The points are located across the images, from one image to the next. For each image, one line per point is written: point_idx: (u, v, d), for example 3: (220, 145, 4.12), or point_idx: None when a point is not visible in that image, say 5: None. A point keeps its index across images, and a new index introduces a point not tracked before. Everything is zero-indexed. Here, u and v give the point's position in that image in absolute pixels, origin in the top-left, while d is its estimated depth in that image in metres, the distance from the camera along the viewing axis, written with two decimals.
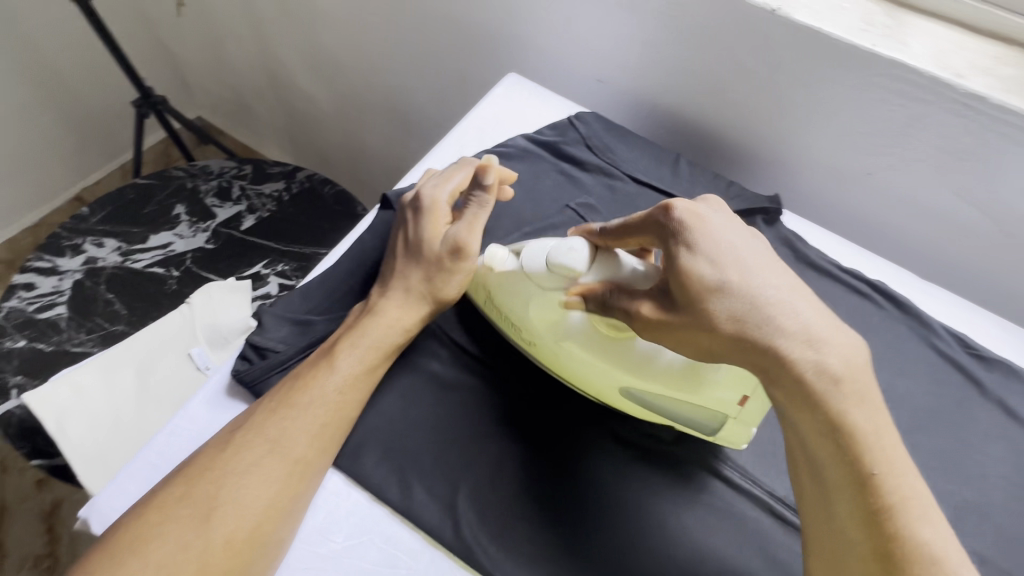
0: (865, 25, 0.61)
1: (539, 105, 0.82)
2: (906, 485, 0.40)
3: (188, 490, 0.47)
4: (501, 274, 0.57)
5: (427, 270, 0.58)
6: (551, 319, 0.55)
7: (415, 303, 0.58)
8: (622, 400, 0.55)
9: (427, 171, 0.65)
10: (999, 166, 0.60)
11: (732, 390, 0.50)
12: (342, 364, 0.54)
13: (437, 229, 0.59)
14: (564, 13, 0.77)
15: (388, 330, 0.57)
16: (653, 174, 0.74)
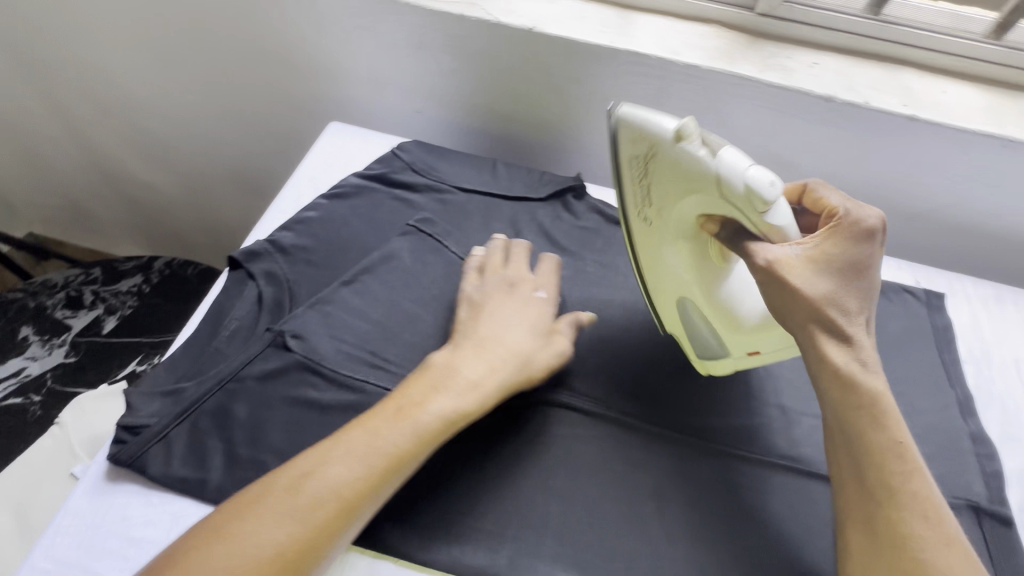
0: (601, 28, 0.71)
1: (364, 143, 0.75)
2: (917, 456, 0.45)
3: (227, 538, 0.38)
4: (685, 154, 0.46)
5: (503, 360, 0.51)
6: (671, 199, 0.49)
7: (499, 381, 0.50)
8: (667, 300, 0.56)
9: (506, 244, 0.62)
10: (729, 113, 0.72)
11: (761, 341, 0.50)
12: (434, 414, 0.46)
13: (540, 317, 0.56)
14: (358, 60, 0.81)
15: (468, 403, 0.48)
16: (478, 184, 0.71)
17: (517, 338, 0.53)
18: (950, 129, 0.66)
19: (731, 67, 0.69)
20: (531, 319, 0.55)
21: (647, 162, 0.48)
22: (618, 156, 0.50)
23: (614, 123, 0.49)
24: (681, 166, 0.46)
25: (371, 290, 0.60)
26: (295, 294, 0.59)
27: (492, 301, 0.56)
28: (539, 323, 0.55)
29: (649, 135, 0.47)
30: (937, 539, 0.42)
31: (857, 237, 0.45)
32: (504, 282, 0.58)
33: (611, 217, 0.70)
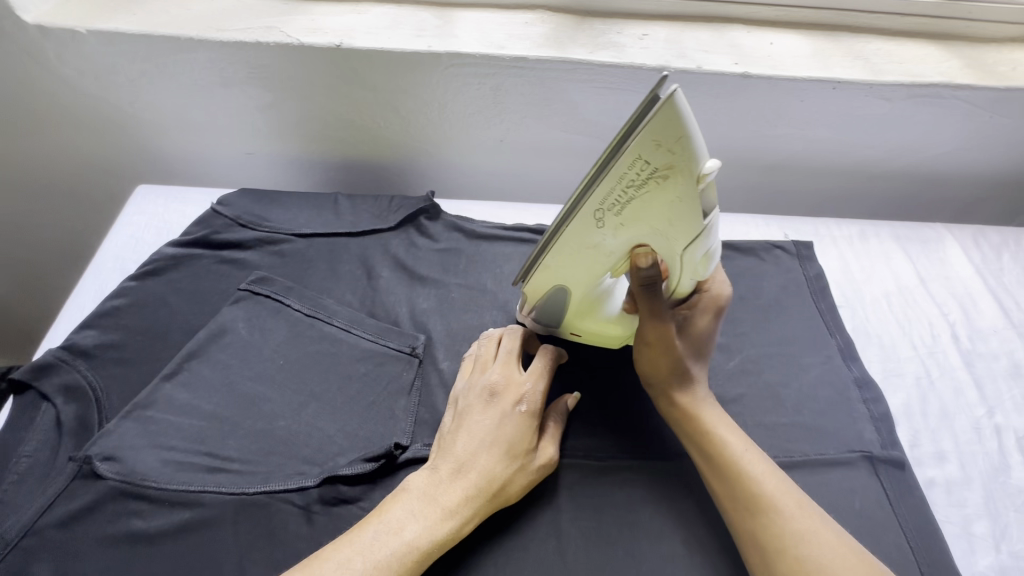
0: (417, 32, 0.65)
1: (181, 203, 0.65)
2: (759, 454, 0.46)
3: None
4: (693, 202, 0.39)
5: (486, 486, 0.43)
6: (640, 218, 0.41)
7: (477, 513, 0.43)
8: (542, 283, 0.49)
9: (498, 335, 0.53)
10: (571, 99, 0.68)
11: (592, 333, 0.54)
12: (414, 546, 0.40)
13: (524, 431, 0.47)
14: (160, 110, 0.71)
15: (443, 539, 0.41)
16: (318, 224, 0.64)
17: (498, 458, 0.45)
18: (785, 80, 0.65)
19: (559, 53, 0.65)
20: (508, 439, 0.46)
21: (659, 176, 0.38)
22: (632, 145, 0.36)
23: (666, 112, 0.34)
24: (685, 206, 0.39)
25: (200, 378, 0.51)
26: (104, 406, 0.49)
27: (474, 410, 0.47)
28: (518, 445, 0.46)
29: (686, 156, 0.36)
30: (816, 532, 0.42)
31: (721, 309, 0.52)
32: (484, 385, 0.48)
33: (470, 233, 0.65)
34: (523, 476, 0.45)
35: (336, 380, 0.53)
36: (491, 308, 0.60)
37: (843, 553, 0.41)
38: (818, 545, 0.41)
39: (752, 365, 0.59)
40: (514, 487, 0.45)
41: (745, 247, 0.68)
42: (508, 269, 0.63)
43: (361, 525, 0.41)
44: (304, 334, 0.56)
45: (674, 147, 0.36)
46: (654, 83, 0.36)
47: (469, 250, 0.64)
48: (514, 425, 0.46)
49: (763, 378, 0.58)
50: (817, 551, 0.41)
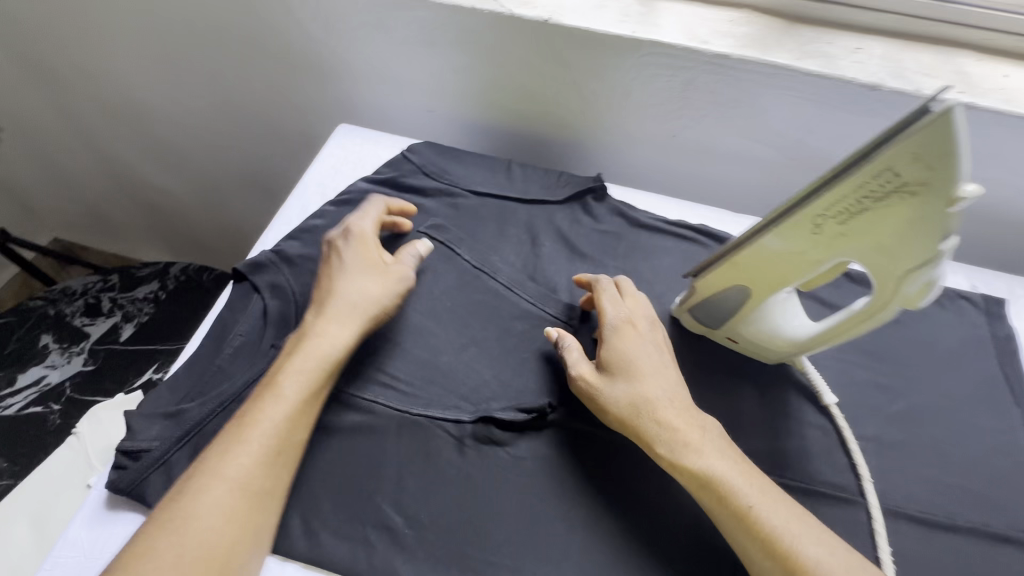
0: (622, 17, 0.66)
1: (375, 146, 0.72)
2: (803, 530, 0.42)
3: (165, 514, 0.40)
4: (934, 230, 0.36)
5: (346, 307, 0.50)
6: (864, 233, 0.39)
7: (349, 323, 0.50)
8: (720, 283, 0.49)
9: (358, 205, 0.60)
10: (762, 104, 0.66)
11: (749, 343, 0.54)
12: (302, 368, 0.47)
13: (374, 250, 0.55)
14: (367, 58, 0.77)
15: (323, 357, 0.48)
16: (491, 186, 0.68)
17: (363, 280, 0.52)
18: (1017, 118, 0.59)
19: (763, 55, 0.63)
20: (358, 263, 0.53)
21: (904, 192, 0.36)
22: (886, 154, 0.35)
23: (939, 124, 0.33)
24: (922, 231, 0.37)
25: None
26: (301, 308, 0.56)
27: (321, 270, 0.54)
28: (371, 262, 0.54)
29: (945, 176, 0.34)
30: (719, 455, 0.45)
31: (650, 320, 0.53)
32: (324, 256, 0.55)
33: (633, 220, 0.66)
34: (380, 298, 0.52)
35: (497, 332, 0.56)
36: (645, 297, 0.61)
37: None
38: (723, 462, 0.45)
39: (919, 414, 0.54)
40: (376, 302, 0.52)
41: None
42: (666, 262, 0.63)
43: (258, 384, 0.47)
44: (470, 284, 0.60)
45: (934, 164, 0.34)
46: (927, 98, 0.34)
47: (628, 237, 0.65)
48: (374, 258, 0.54)
49: (928, 431, 0.53)
50: (723, 466, 0.44)
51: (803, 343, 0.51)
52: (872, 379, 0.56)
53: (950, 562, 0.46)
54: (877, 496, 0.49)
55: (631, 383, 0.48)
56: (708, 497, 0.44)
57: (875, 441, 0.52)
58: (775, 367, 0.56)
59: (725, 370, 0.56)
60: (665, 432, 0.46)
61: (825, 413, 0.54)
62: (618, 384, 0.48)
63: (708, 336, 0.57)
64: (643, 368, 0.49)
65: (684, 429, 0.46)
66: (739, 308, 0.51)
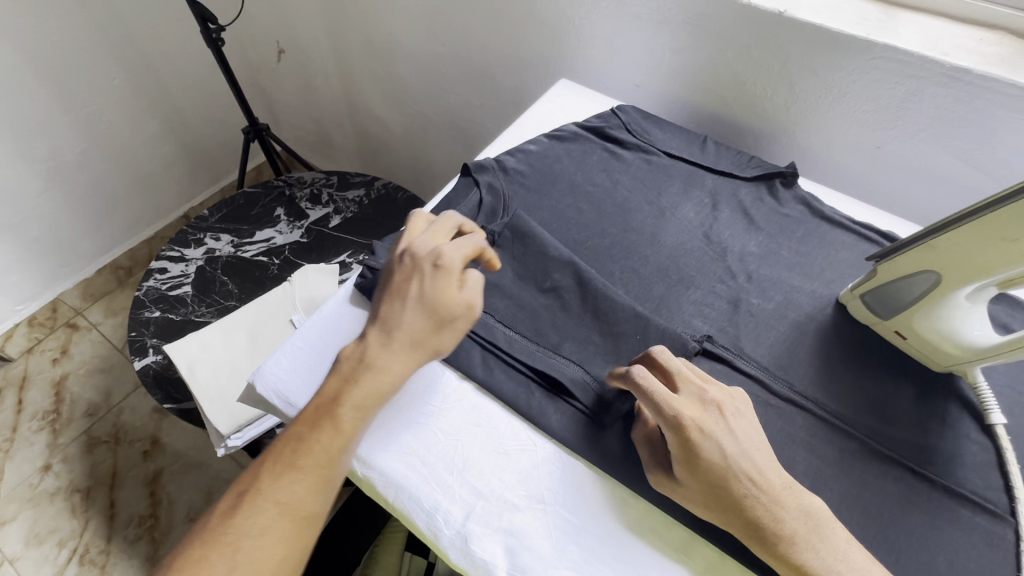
0: (859, 19, 0.69)
1: (587, 102, 0.82)
2: None
3: (223, 527, 0.44)
4: None
5: (410, 336, 0.49)
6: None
7: (409, 357, 0.49)
8: (911, 264, 0.51)
9: (453, 217, 0.57)
10: (992, 126, 0.65)
11: (918, 342, 0.54)
12: (351, 409, 0.47)
13: (451, 283, 0.50)
14: (597, 28, 0.88)
15: (383, 391, 0.48)
16: (685, 152, 0.74)
17: (428, 322, 0.50)
18: None
19: (1010, 75, 0.62)
20: (426, 292, 0.50)
21: None
22: None
23: None
24: None
25: (569, 221, 0.66)
26: (508, 206, 0.67)
27: (395, 291, 0.51)
28: (445, 295, 0.50)
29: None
30: (823, 540, 0.42)
31: (702, 425, 0.45)
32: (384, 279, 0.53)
33: (817, 211, 0.68)
34: (444, 339, 0.50)
35: (666, 271, 0.63)
36: (814, 278, 0.63)
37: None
38: (815, 556, 0.42)
39: None
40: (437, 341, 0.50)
41: None
42: (843, 255, 0.64)
43: (316, 410, 0.48)
44: (649, 226, 0.67)
45: None
46: None
47: (809, 224, 0.67)
48: (452, 292, 0.50)
49: None
50: (818, 565, 0.42)
51: (982, 350, 0.50)
52: None
53: None
54: None
55: (703, 488, 0.44)
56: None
57: None
58: (941, 376, 0.55)
59: (885, 362, 0.56)
60: (759, 527, 0.43)
61: (988, 432, 0.52)
62: (705, 483, 0.44)
63: (873, 328, 0.58)
64: (712, 477, 0.44)
65: (776, 526, 0.43)
66: (921, 296, 0.52)
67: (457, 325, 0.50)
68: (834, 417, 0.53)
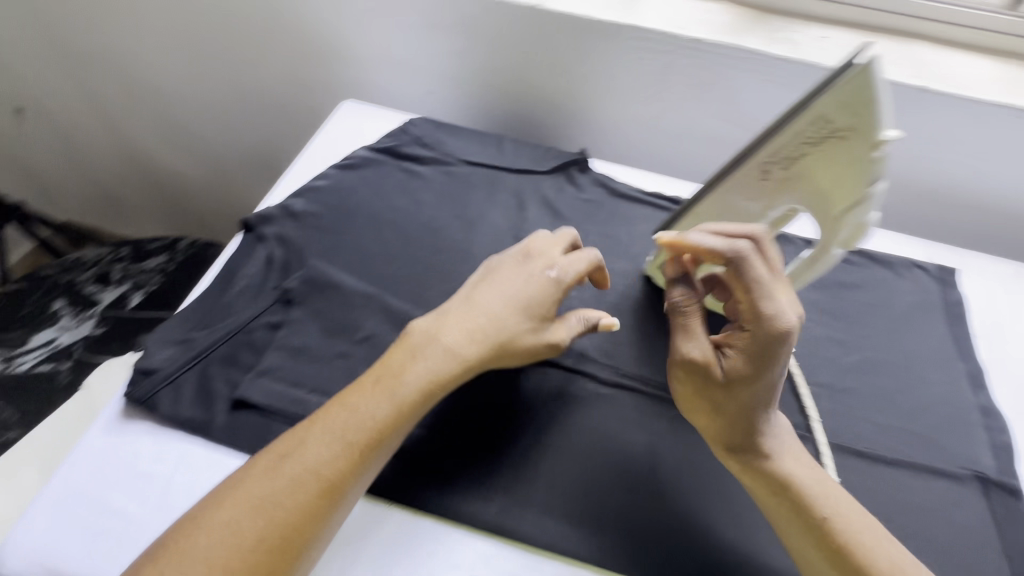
0: (607, 4, 0.73)
1: (376, 120, 0.78)
2: (861, 536, 0.43)
3: (250, 481, 0.41)
4: (862, 164, 0.41)
5: (484, 333, 0.49)
6: (805, 178, 0.45)
7: (468, 349, 0.49)
8: None
9: (568, 232, 0.57)
10: (735, 87, 0.72)
11: (714, 298, 0.58)
12: (413, 381, 0.46)
13: (553, 294, 0.52)
14: (372, 41, 0.83)
15: (434, 376, 0.47)
16: (483, 157, 0.73)
17: (510, 320, 0.50)
18: (967, 100, 0.65)
19: (735, 40, 0.69)
20: (529, 298, 0.51)
21: (835, 135, 0.42)
22: (815, 104, 0.41)
23: (863, 65, 0.39)
24: (853, 168, 0.42)
25: (376, 255, 0.62)
26: (303, 256, 0.60)
27: (491, 282, 0.52)
28: (543, 308, 0.51)
29: (869, 122, 0.40)
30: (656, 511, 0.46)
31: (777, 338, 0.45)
32: (485, 267, 0.55)
33: (613, 191, 0.71)
34: (524, 343, 0.50)
35: None
36: (622, 257, 0.65)
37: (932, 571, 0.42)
38: (794, 468, 0.46)
39: (870, 364, 0.59)
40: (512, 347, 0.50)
41: (882, 258, 0.68)
42: (643, 228, 0.68)
43: (371, 380, 0.47)
44: (460, 241, 0.64)
45: (856, 110, 0.40)
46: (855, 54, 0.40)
47: (609, 205, 0.70)
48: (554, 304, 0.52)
49: (878, 379, 0.58)
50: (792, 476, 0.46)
51: None
52: (829, 334, 0.61)
53: (883, 490, 0.51)
54: (825, 435, 0.53)
55: (722, 390, 0.47)
56: (764, 489, 0.46)
57: (827, 387, 0.57)
58: None
59: None
60: (749, 440, 0.47)
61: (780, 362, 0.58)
62: (736, 379, 0.47)
63: None
64: (748, 373, 0.46)
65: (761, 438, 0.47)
66: (702, 258, 0.55)
67: (535, 346, 0.51)
68: (657, 389, 0.55)
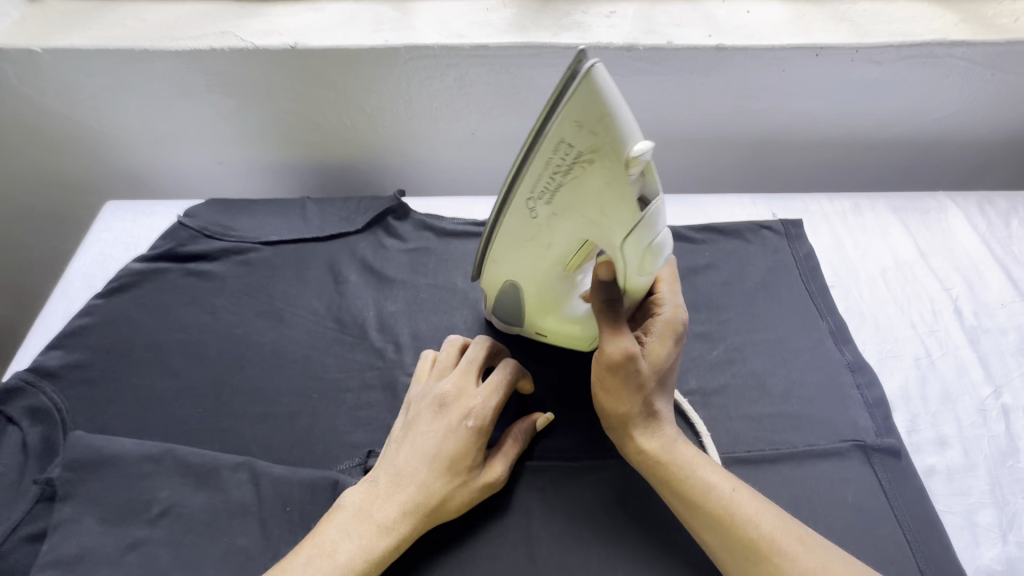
0: (375, 27, 0.64)
1: (151, 218, 0.65)
2: (790, 537, 0.40)
3: None
4: (623, 191, 0.38)
5: (407, 498, 0.41)
6: (573, 208, 0.40)
7: (395, 519, 0.41)
8: (494, 274, 0.49)
9: (481, 340, 0.49)
10: (540, 86, 0.65)
11: (555, 336, 0.52)
12: (354, 550, 0.39)
13: (473, 438, 0.44)
14: (126, 123, 0.70)
15: (371, 552, 0.39)
16: (285, 231, 0.63)
17: (427, 479, 0.42)
18: (765, 50, 0.62)
19: (522, 37, 0.62)
20: (451, 456, 0.43)
21: (584, 159, 0.37)
22: (554, 128, 0.36)
23: (587, 75, 0.34)
24: (615, 194, 0.38)
25: (164, 396, 0.51)
26: (67, 428, 0.48)
27: (412, 428, 0.45)
28: (467, 460, 0.43)
29: (611, 139, 0.36)
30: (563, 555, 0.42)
31: (681, 326, 0.46)
32: (409, 405, 0.47)
33: (440, 231, 0.64)
34: (451, 500, 0.42)
35: (308, 392, 0.52)
36: (461, 307, 0.58)
37: (839, 566, 0.38)
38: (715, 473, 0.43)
39: (737, 353, 0.56)
40: (435, 511, 0.42)
41: (729, 229, 0.65)
42: None
43: (318, 530, 0.40)
44: (271, 345, 0.55)
45: (596, 132, 0.36)
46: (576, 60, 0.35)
47: (439, 249, 0.62)
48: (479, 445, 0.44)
49: (747, 366, 0.55)
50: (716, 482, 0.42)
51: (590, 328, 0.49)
52: (692, 330, 0.57)
53: (775, 493, 0.47)
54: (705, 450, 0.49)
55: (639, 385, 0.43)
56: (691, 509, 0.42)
57: (699, 393, 0.53)
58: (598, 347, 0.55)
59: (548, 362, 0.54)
60: (663, 436, 0.44)
61: None
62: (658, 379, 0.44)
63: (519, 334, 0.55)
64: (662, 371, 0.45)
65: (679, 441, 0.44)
66: (519, 298, 0.49)
67: (465, 500, 0.43)
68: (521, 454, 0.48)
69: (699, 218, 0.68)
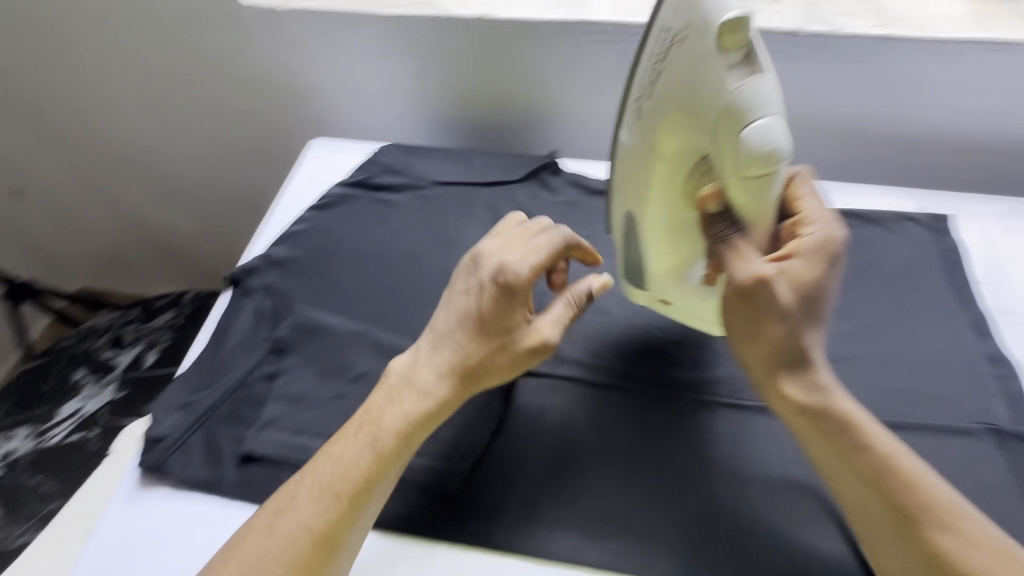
0: (554, 4, 0.72)
1: (347, 154, 0.79)
2: (944, 507, 0.40)
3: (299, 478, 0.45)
4: (710, 63, 0.41)
5: (451, 359, 0.47)
6: (671, 99, 0.45)
7: (438, 380, 0.47)
8: (620, 212, 0.54)
9: (540, 223, 0.53)
10: None
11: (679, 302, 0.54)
12: (400, 400, 0.46)
13: (501, 299, 0.47)
14: (332, 76, 0.84)
15: (417, 406, 0.46)
16: (455, 174, 0.73)
17: (462, 345, 0.47)
18: (935, 42, 0.63)
19: None
20: (482, 314, 0.47)
21: (681, 40, 0.43)
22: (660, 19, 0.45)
23: None
24: (702, 71, 0.42)
25: (360, 291, 0.63)
26: (289, 303, 0.62)
27: (452, 293, 0.50)
28: (499, 320, 0.47)
29: (701, 16, 0.41)
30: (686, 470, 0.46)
31: (832, 251, 0.45)
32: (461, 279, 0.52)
33: (588, 189, 0.71)
34: (497, 356, 0.47)
35: None
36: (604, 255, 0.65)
37: (991, 538, 0.39)
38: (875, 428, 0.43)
39: (868, 329, 0.58)
40: (479, 372, 0.47)
41: (870, 216, 0.67)
42: None
43: (380, 387, 0.48)
44: (442, 264, 0.65)
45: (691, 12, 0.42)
46: None
47: (586, 204, 0.70)
48: (523, 308, 0.48)
49: (878, 342, 0.57)
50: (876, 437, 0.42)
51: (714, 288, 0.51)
52: None
53: None
54: None
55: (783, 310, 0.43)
56: (842, 455, 0.42)
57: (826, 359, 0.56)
58: None
59: None
60: (806, 376, 0.44)
61: None
62: (804, 307, 0.43)
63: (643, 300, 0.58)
64: (811, 295, 0.44)
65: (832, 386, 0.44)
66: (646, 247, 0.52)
67: (510, 356, 0.47)
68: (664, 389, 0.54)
69: (839, 204, 0.70)
